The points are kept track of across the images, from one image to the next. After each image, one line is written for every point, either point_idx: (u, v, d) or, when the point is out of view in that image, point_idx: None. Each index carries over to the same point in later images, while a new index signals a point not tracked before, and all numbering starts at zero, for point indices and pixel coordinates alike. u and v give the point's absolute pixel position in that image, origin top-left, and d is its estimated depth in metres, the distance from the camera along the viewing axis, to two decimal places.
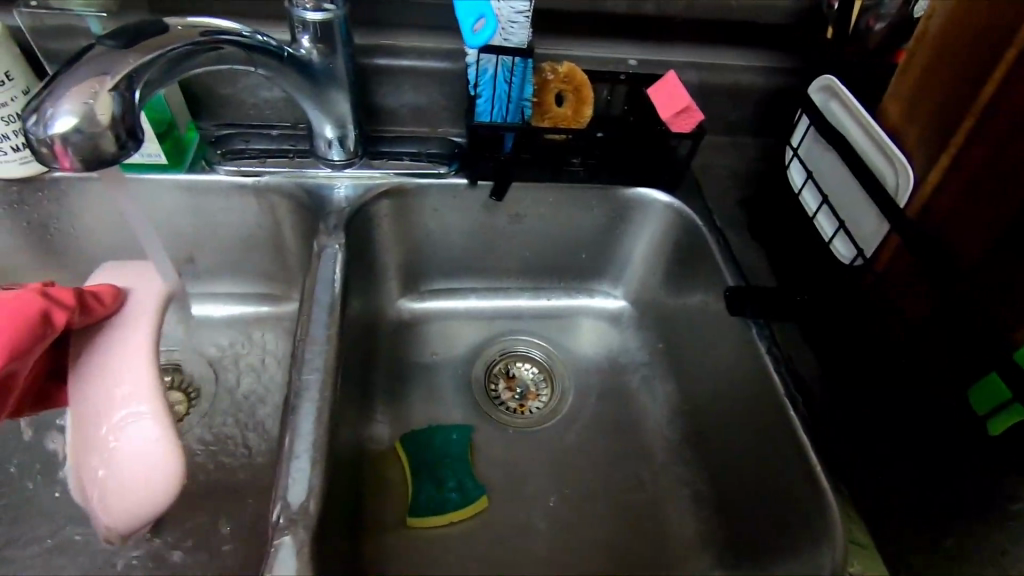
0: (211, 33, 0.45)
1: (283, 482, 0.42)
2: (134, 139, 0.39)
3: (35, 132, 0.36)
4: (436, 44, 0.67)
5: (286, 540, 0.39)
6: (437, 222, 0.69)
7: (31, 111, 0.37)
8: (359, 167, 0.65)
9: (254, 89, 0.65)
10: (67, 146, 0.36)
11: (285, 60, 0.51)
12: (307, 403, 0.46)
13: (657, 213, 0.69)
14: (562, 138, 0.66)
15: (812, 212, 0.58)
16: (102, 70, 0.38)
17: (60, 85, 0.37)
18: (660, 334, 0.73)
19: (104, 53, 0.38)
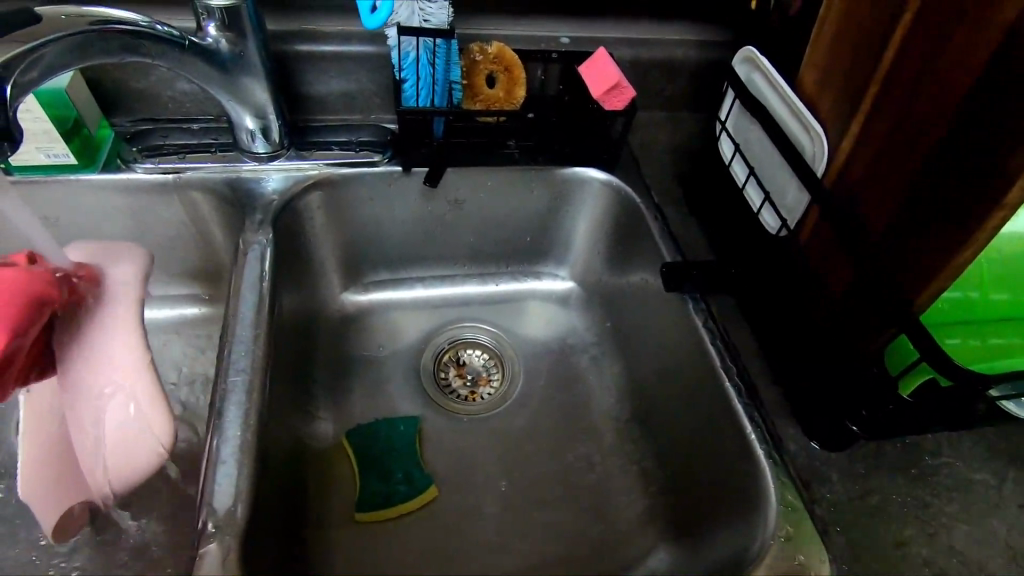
0: (100, 23, 0.43)
1: (208, 489, 0.41)
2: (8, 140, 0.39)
3: None
4: (360, 28, 0.65)
5: (212, 547, 0.39)
6: (374, 212, 0.68)
7: None
8: (287, 159, 0.63)
9: (169, 82, 0.62)
10: None
11: (187, 49, 0.49)
12: (233, 405, 0.45)
13: (598, 193, 0.69)
14: (495, 119, 0.64)
15: (741, 181, 0.59)
16: None
17: None
18: (607, 313, 0.73)
19: None
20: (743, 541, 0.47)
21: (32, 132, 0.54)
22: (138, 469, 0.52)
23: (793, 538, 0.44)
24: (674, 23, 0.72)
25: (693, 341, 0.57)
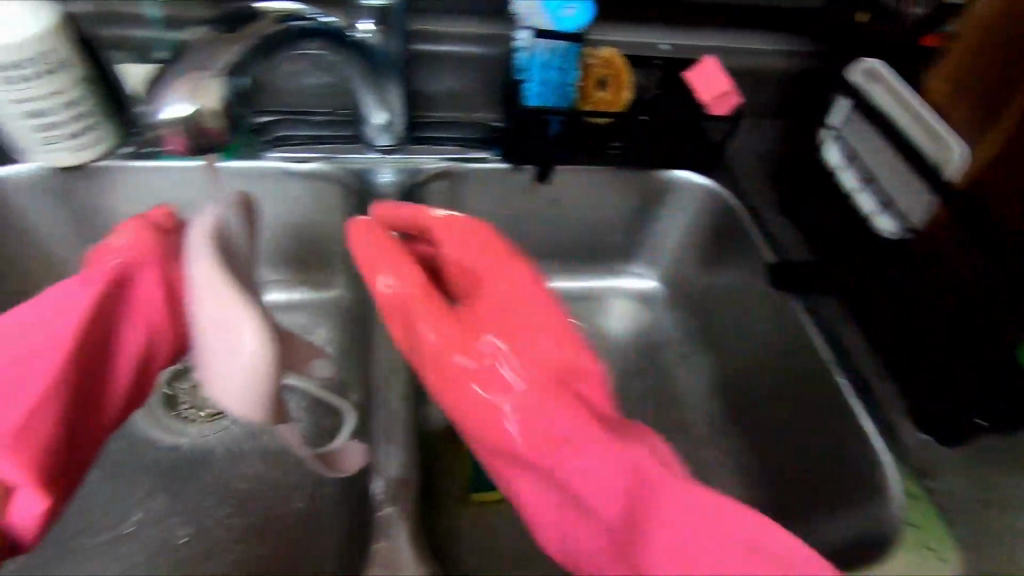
0: (282, 20, 0.48)
1: (377, 457, 0.46)
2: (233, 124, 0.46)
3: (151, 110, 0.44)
4: (472, 31, 0.68)
5: (389, 511, 0.43)
6: (479, 207, 0.70)
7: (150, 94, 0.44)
8: (405, 152, 0.66)
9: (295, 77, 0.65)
10: (177, 125, 0.43)
11: (345, 44, 0.53)
12: (389, 386, 0.50)
13: (694, 195, 0.71)
14: (604, 120, 0.67)
15: (836, 168, 0.61)
16: (212, 58, 0.44)
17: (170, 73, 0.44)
18: (694, 311, 0.75)
19: (218, 46, 0.45)
20: (867, 528, 0.50)
21: None
22: (263, 398, 0.41)
23: (924, 525, 0.46)
24: (769, 32, 0.74)
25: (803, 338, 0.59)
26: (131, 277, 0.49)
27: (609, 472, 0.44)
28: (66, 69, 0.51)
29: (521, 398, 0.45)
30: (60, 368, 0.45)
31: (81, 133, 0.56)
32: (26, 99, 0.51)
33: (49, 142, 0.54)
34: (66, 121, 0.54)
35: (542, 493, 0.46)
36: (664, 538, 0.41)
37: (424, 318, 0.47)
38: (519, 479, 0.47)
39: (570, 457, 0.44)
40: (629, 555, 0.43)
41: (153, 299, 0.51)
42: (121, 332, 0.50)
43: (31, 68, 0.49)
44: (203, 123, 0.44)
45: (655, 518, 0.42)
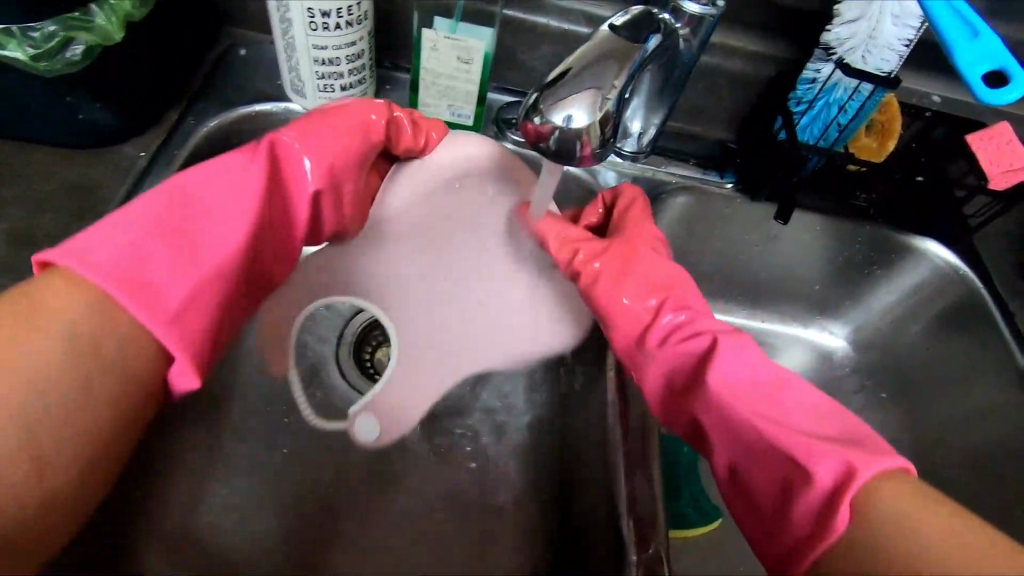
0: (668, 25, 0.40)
1: (625, 498, 0.47)
2: (612, 138, 0.36)
3: (537, 114, 0.34)
4: (739, 44, 0.61)
5: (640, 558, 0.44)
6: (693, 231, 0.67)
7: (538, 93, 0.35)
8: (644, 161, 0.63)
9: (543, 60, 0.60)
10: (562, 137, 0.34)
11: (671, 47, 0.48)
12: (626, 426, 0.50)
13: (929, 267, 0.65)
14: (855, 168, 0.62)
15: None
16: (622, 62, 0.34)
17: (572, 72, 0.34)
18: (890, 385, 0.71)
19: (626, 47, 0.35)
20: None
21: (456, 90, 0.55)
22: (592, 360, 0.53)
23: None
24: None
25: None
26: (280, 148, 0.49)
27: (737, 370, 0.47)
28: (365, 23, 0.50)
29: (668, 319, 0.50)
30: (222, 261, 0.45)
31: (352, 85, 0.55)
32: (325, 46, 0.50)
33: (323, 89, 0.54)
34: (346, 72, 0.53)
35: (662, 385, 0.50)
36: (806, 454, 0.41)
37: (603, 283, 0.52)
38: (646, 367, 0.50)
39: (780, 392, 0.46)
40: (741, 465, 0.45)
41: (305, 182, 0.50)
42: (239, 188, 0.47)
43: (339, 17, 0.48)
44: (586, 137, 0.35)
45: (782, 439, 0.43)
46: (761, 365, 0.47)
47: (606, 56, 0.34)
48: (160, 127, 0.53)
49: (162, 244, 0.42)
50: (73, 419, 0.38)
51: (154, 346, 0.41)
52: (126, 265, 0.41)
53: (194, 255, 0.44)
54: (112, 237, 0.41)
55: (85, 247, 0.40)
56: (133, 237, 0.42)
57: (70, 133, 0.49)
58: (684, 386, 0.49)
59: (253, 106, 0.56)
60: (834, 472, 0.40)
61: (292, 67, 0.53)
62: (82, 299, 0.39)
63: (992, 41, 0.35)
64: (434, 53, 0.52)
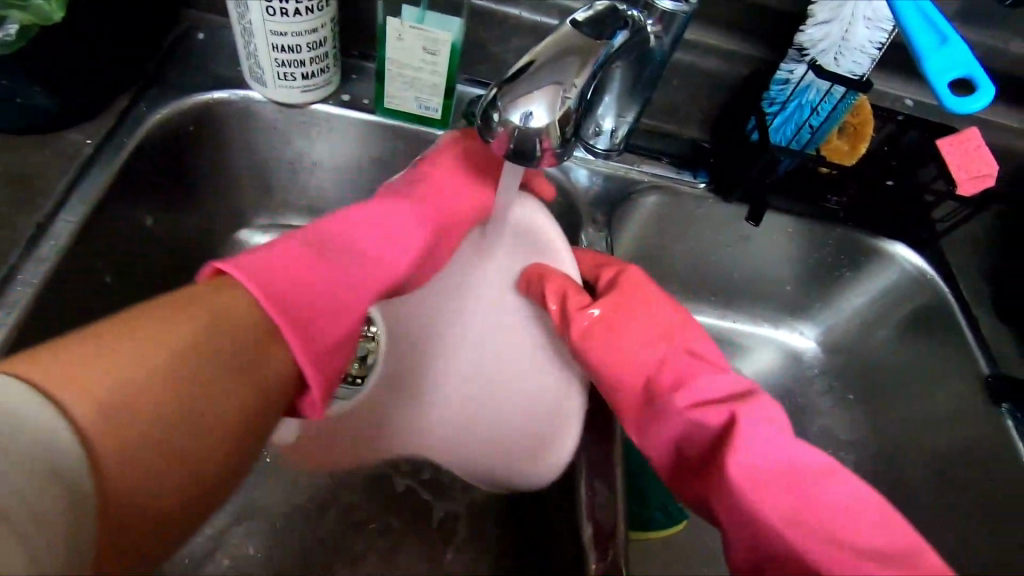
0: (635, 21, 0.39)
1: (584, 503, 0.46)
2: (573, 138, 0.35)
3: (496, 112, 0.33)
4: (715, 42, 0.60)
5: (597, 564, 0.43)
6: (666, 230, 0.66)
7: (497, 90, 0.33)
8: (617, 159, 0.62)
9: (516, 53, 0.59)
10: (521, 136, 0.33)
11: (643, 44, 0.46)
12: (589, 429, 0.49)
13: (897, 271, 0.65)
14: (827, 170, 0.61)
15: None
16: (585, 59, 0.33)
17: (532, 69, 0.33)
18: (856, 386, 0.71)
19: (590, 43, 0.34)
20: None
21: (422, 81, 0.53)
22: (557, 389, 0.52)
23: None
24: None
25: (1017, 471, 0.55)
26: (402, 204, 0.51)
27: (762, 455, 0.42)
28: (327, 9, 0.48)
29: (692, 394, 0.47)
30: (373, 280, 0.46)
31: (314, 74, 0.53)
32: (284, 33, 0.48)
33: (283, 78, 0.52)
34: (307, 60, 0.51)
35: (671, 455, 0.47)
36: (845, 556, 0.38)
37: (599, 348, 0.49)
38: (651, 431, 0.47)
39: (819, 479, 0.42)
40: (767, 560, 0.41)
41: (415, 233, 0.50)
42: (399, 237, 0.49)
43: (299, 2, 0.46)
44: (547, 137, 0.34)
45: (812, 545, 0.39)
46: (792, 450, 0.43)
47: (566, 54, 0.33)
48: (109, 112, 0.50)
49: (309, 268, 0.42)
50: (205, 435, 0.33)
51: (285, 362, 0.37)
52: (294, 292, 0.39)
53: (329, 284, 0.42)
54: (286, 256, 0.41)
55: (252, 263, 0.40)
56: (287, 255, 0.41)
57: (8, 117, 0.46)
58: (700, 467, 0.45)
59: (210, 93, 0.53)
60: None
61: (251, 53, 0.50)
62: (242, 299, 0.37)
63: (962, 49, 0.34)
64: (400, 43, 0.50)
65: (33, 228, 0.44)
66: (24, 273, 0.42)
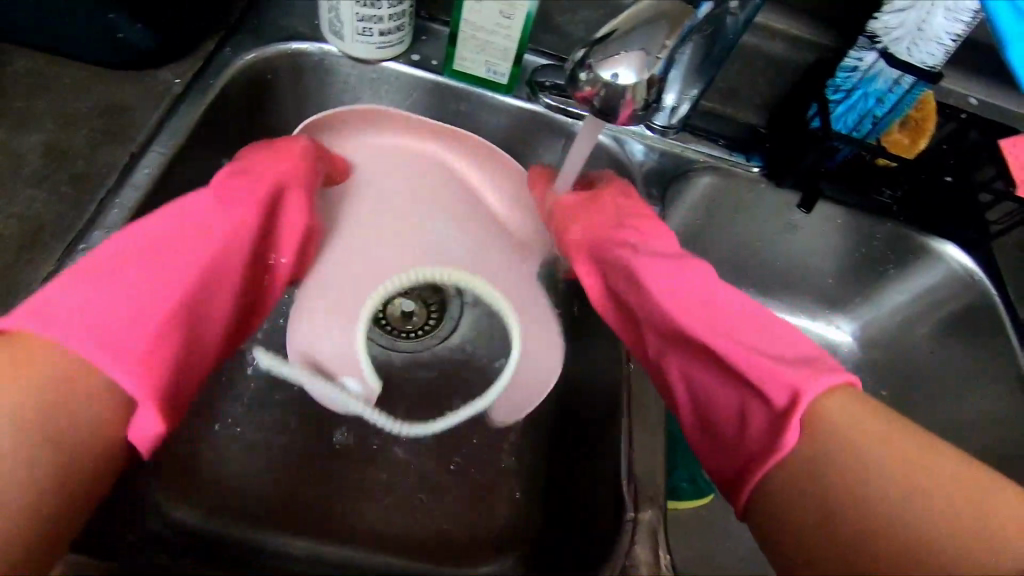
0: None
1: (626, 460, 0.47)
2: (655, 100, 0.36)
3: (587, 69, 0.35)
4: (783, 27, 0.60)
5: (642, 515, 0.44)
6: (714, 213, 0.67)
7: (588, 47, 0.35)
8: (673, 138, 0.63)
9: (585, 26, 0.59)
10: (608, 92, 0.34)
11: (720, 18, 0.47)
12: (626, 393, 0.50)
13: (943, 269, 0.65)
14: (885, 164, 0.62)
15: None
16: (674, 23, 0.34)
17: (623, 30, 0.34)
18: (890, 383, 0.72)
19: (681, 8, 0.34)
20: None
21: (495, 46, 0.54)
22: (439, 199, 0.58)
23: None
24: None
25: None
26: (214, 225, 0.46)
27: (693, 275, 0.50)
28: None
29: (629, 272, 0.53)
30: (190, 279, 0.43)
31: (390, 31, 0.54)
32: None
33: (361, 33, 0.53)
34: (385, 17, 0.53)
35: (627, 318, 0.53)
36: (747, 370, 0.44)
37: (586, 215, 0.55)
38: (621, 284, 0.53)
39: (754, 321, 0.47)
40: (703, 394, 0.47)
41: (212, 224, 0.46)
42: (167, 252, 0.43)
43: None
44: (631, 96, 0.35)
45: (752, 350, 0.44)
46: (711, 285, 0.50)
47: (656, 17, 0.34)
48: (195, 56, 0.53)
49: (116, 285, 0.40)
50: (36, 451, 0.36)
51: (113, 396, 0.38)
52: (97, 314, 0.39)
53: (104, 312, 0.39)
54: (89, 290, 0.40)
55: (49, 302, 0.39)
56: (85, 274, 0.40)
57: (105, 52, 0.48)
58: (638, 306, 0.52)
59: (288, 44, 0.55)
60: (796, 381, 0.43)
61: (332, 6, 0.52)
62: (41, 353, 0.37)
63: None
64: (477, 6, 0.51)
65: (127, 157, 0.47)
66: (119, 199, 0.45)
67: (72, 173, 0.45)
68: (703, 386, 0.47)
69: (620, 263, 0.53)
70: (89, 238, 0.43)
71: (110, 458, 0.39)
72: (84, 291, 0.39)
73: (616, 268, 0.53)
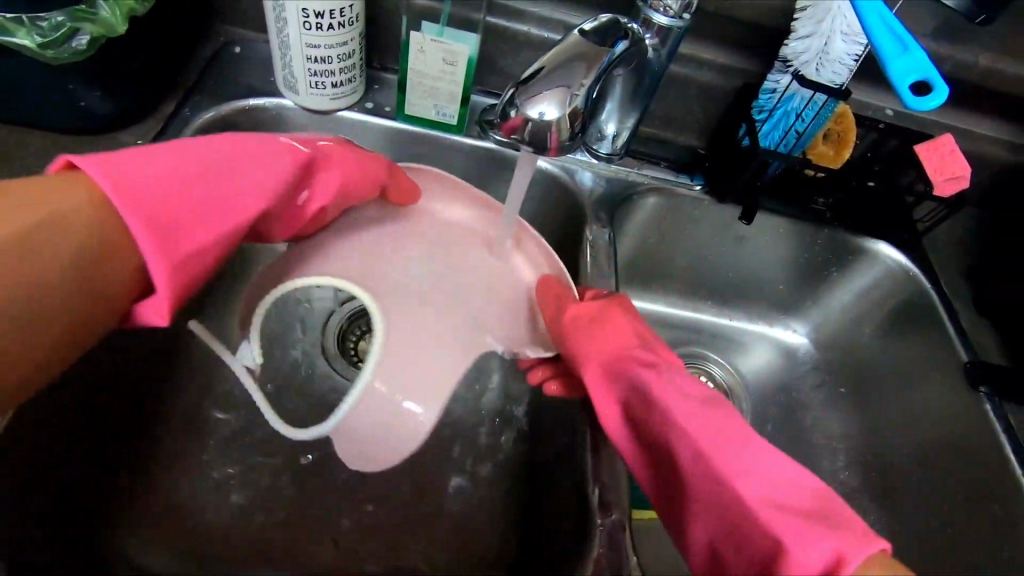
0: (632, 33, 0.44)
1: (594, 471, 0.48)
2: (581, 129, 0.39)
3: (515, 106, 0.38)
4: (708, 57, 0.65)
5: (608, 521, 0.45)
6: (666, 232, 0.71)
7: (515, 86, 0.38)
8: (618, 163, 0.67)
9: (526, 66, 0.64)
10: (536, 125, 0.37)
11: (641, 53, 0.51)
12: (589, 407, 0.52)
13: (881, 267, 0.70)
14: (814, 174, 0.66)
15: None
16: (589, 62, 0.38)
17: (544, 70, 0.38)
18: (844, 379, 0.76)
19: (593, 49, 0.38)
20: None
21: (441, 90, 0.58)
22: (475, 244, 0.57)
23: None
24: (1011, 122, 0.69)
25: (994, 450, 0.60)
26: (264, 171, 0.48)
27: (693, 412, 0.45)
28: (355, 25, 0.54)
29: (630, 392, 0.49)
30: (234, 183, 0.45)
31: (342, 83, 0.58)
32: (318, 44, 0.53)
33: (314, 86, 0.57)
34: (336, 70, 0.56)
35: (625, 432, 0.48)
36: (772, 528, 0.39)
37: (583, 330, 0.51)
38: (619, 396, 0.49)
39: (768, 460, 0.43)
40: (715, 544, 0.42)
41: (266, 155, 0.48)
42: (237, 166, 0.47)
43: (332, 18, 0.51)
44: (557, 127, 0.38)
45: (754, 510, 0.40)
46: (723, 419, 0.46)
47: (573, 58, 0.38)
48: (157, 118, 0.55)
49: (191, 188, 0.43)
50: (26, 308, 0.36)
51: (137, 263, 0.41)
52: (154, 195, 0.41)
53: (162, 191, 0.42)
54: (143, 166, 0.42)
55: (125, 168, 0.41)
56: (175, 175, 0.43)
57: (67, 121, 0.51)
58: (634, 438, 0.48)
59: (246, 100, 0.59)
60: (819, 559, 0.38)
61: (285, 63, 0.56)
62: (83, 196, 0.39)
63: (920, 55, 0.39)
64: (420, 55, 0.55)
65: None
66: None
67: None
68: (700, 533, 0.43)
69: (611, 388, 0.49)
70: None
71: (115, 309, 0.41)
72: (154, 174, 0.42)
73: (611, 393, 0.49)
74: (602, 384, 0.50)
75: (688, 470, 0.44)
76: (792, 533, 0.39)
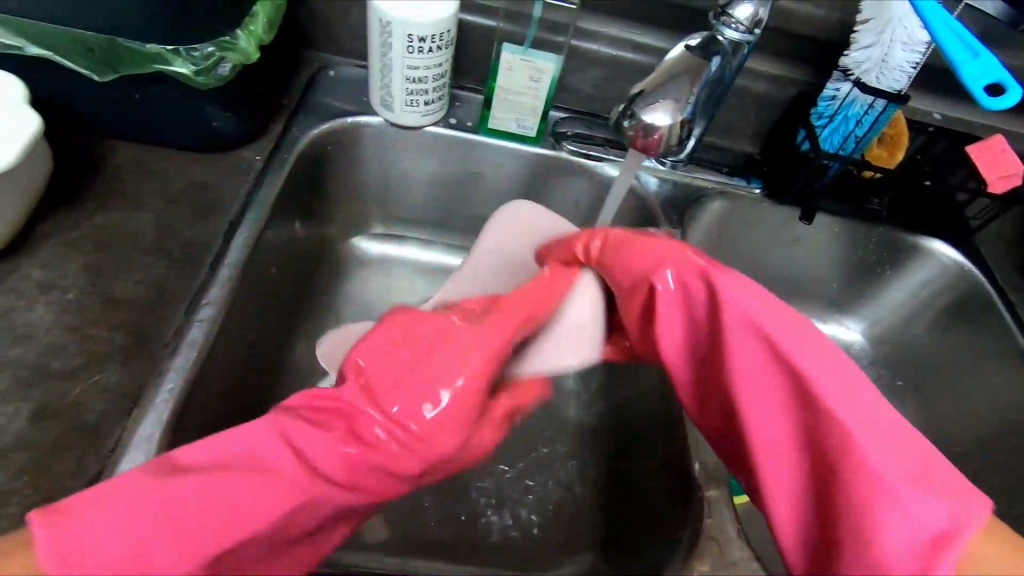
0: None
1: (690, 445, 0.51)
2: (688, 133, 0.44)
3: (633, 119, 0.43)
4: (766, 69, 0.69)
5: (712, 494, 0.47)
6: (726, 234, 0.74)
7: (630, 101, 0.43)
8: (682, 170, 0.71)
9: (596, 81, 0.69)
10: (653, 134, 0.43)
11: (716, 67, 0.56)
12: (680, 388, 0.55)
13: (937, 264, 0.73)
14: (871, 176, 0.70)
15: None
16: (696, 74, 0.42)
17: (657, 84, 0.43)
18: (901, 373, 0.78)
19: (697, 62, 0.43)
20: None
21: (524, 105, 0.63)
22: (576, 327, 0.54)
23: None
24: None
25: None
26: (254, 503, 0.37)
27: (772, 323, 0.42)
28: (451, 47, 0.59)
29: (705, 303, 0.45)
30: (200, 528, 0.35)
31: (433, 101, 0.63)
32: (418, 66, 0.58)
33: (410, 104, 0.62)
34: (431, 89, 0.61)
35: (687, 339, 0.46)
36: (861, 464, 0.36)
37: (642, 243, 0.49)
38: (692, 296, 0.45)
39: (857, 395, 0.40)
40: (775, 446, 0.40)
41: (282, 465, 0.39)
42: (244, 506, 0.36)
43: (433, 42, 0.57)
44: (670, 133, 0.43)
45: (852, 444, 0.37)
46: (812, 344, 0.42)
47: (682, 71, 0.43)
48: (269, 135, 0.61)
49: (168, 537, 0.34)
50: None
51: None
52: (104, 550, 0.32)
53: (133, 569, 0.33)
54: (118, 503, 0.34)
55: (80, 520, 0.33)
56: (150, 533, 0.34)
57: (196, 140, 0.56)
58: (703, 346, 0.45)
59: (346, 119, 0.64)
60: (921, 513, 0.35)
61: (384, 84, 0.61)
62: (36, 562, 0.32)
63: (991, 60, 0.44)
64: (509, 74, 0.61)
65: (226, 225, 0.53)
66: (228, 258, 0.51)
67: (180, 243, 0.52)
68: (763, 433, 0.41)
69: (688, 284, 0.45)
70: (207, 295, 0.49)
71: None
72: (207, 497, 0.35)
73: (680, 299, 0.46)
74: (668, 297, 0.46)
75: (764, 391, 0.42)
76: (885, 464, 0.36)
